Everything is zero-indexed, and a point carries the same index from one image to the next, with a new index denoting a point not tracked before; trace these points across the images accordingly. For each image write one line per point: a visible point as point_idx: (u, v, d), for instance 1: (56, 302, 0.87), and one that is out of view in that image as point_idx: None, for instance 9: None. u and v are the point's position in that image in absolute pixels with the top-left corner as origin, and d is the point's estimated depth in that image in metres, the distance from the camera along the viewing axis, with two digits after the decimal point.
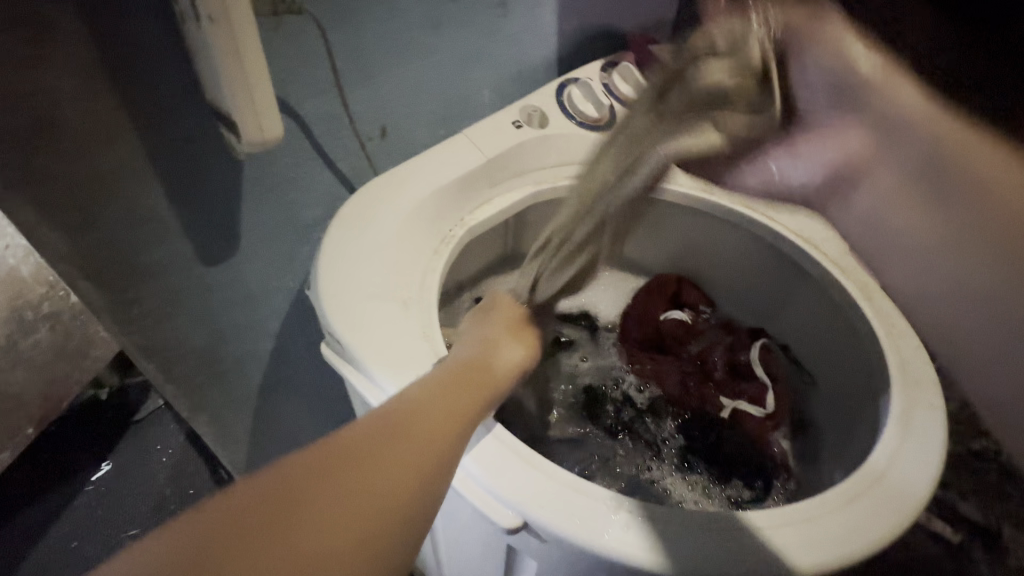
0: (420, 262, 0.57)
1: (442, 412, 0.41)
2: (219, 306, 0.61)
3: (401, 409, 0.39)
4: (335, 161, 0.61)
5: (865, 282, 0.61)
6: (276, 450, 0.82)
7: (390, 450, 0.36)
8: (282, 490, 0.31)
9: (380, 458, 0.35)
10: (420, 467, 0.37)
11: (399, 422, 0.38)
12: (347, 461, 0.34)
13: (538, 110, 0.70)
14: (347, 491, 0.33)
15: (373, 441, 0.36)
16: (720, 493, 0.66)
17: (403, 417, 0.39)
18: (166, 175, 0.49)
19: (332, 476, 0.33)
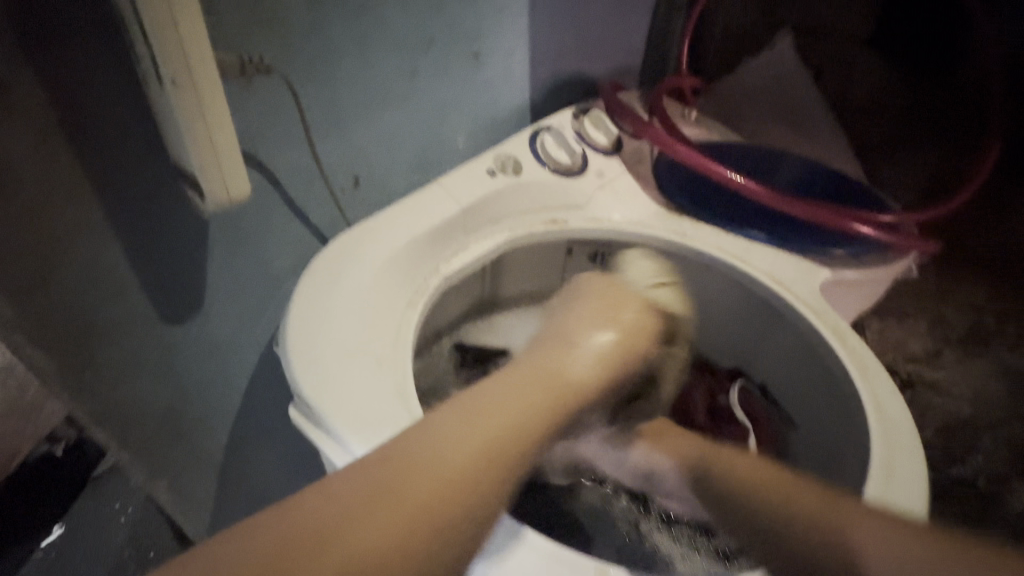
0: (394, 316, 0.55)
1: (476, 437, 0.40)
2: (183, 365, 0.58)
3: (424, 442, 0.38)
4: (307, 213, 0.60)
5: (837, 325, 0.64)
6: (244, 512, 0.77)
7: (412, 476, 0.36)
8: (298, 530, 0.32)
9: (401, 486, 0.36)
10: (448, 493, 0.37)
11: (420, 454, 0.38)
12: (366, 491, 0.35)
13: (512, 158, 0.71)
14: (386, 505, 0.34)
15: (394, 472, 0.36)
16: (706, 546, 0.65)
17: (430, 449, 0.38)
18: (127, 234, 0.48)
19: (345, 511, 0.34)
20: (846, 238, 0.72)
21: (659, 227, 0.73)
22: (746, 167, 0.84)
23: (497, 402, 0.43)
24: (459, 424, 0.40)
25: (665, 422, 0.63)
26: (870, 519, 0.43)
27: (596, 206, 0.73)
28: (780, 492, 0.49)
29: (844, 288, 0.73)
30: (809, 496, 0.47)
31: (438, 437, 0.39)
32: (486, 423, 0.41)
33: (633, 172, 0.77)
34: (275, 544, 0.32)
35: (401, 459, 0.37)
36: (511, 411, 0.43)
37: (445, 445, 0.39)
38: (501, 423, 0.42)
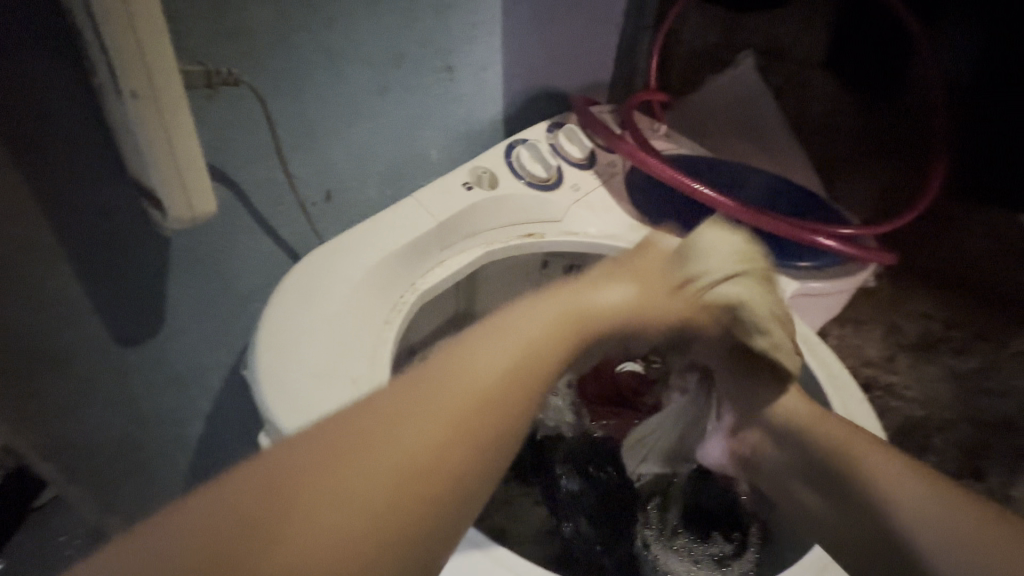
0: (369, 334, 0.53)
1: (488, 372, 0.35)
2: (140, 392, 0.54)
3: (416, 386, 0.33)
4: (276, 229, 0.57)
5: (808, 336, 0.64)
6: None
7: (392, 427, 0.31)
8: (255, 491, 0.27)
9: (380, 438, 0.30)
10: (441, 444, 0.31)
11: (409, 400, 0.32)
12: (336, 445, 0.29)
13: (487, 172, 0.70)
14: (361, 470, 0.29)
15: (370, 420, 0.31)
16: (703, 553, 0.62)
17: (423, 393, 0.33)
18: (75, 250, 0.44)
19: (311, 476, 0.28)
20: (811, 251, 0.75)
21: (635, 239, 0.74)
22: (715, 181, 0.85)
23: (501, 337, 0.38)
24: (467, 360, 0.35)
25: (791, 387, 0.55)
26: (909, 478, 0.45)
27: (573, 219, 0.73)
28: (836, 436, 0.49)
29: (811, 299, 0.74)
30: (860, 446, 0.48)
31: (434, 377, 0.34)
32: (502, 357, 0.36)
33: (607, 185, 0.78)
34: (226, 508, 0.26)
35: (383, 408, 0.32)
36: (532, 345, 0.38)
37: (442, 390, 0.33)
38: (517, 359, 0.37)
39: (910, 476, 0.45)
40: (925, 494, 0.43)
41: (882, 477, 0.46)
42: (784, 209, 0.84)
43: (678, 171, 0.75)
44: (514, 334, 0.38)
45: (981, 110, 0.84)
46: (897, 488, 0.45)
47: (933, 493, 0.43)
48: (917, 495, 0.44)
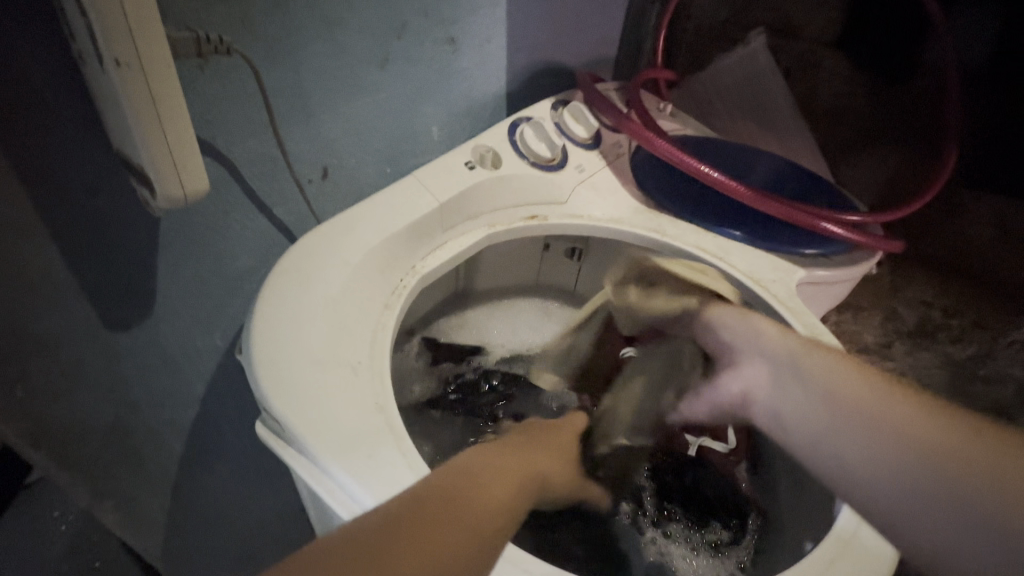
0: (368, 319, 0.51)
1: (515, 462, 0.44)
2: (134, 375, 0.52)
3: (473, 457, 0.42)
4: (271, 207, 0.55)
5: (813, 325, 0.64)
6: (204, 536, 0.70)
7: (473, 479, 0.39)
8: (386, 515, 0.33)
9: (466, 485, 0.38)
10: (502, 494, 0.39)
11: (471, 464, 0.41)
12: (435, 487, 0.37)
13: (490, 150, 0.68)
14: (444, 508, 0.35)
15: (455, 475, 0.39)
16: (700, 540, 0.62)
17: (478, 460, 0.41)
18: (60, 231, 0.42)
19: (407, 515, 0.33)
20: (818, 237, 0.73)
21: (639, 223, 0.72)
22: (722, 163, 0.83)
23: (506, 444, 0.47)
24: (504, 452, 0.45)
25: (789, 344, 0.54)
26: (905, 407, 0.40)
27: (577, 200, 0.71)
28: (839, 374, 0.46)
29: (816, 286, 0.73)
30: (860, 382, 0.44)
31: (481, 453, 0.43)
32: (522, 457, 0.46)
33: (612, 166, 0.76)
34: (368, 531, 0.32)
35: (467, 465, 0.41)
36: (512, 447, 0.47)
37: (488, 461, 0.42)
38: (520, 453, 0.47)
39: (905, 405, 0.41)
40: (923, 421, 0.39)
41: (879, 407, 0.41)
42: (790, 194, 0.82)
43: (684, 152, 0.72)
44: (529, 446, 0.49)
45: (999, 98, 0.81)
46: (888, 415, 0.40)
47: (926, 420, 0.38)
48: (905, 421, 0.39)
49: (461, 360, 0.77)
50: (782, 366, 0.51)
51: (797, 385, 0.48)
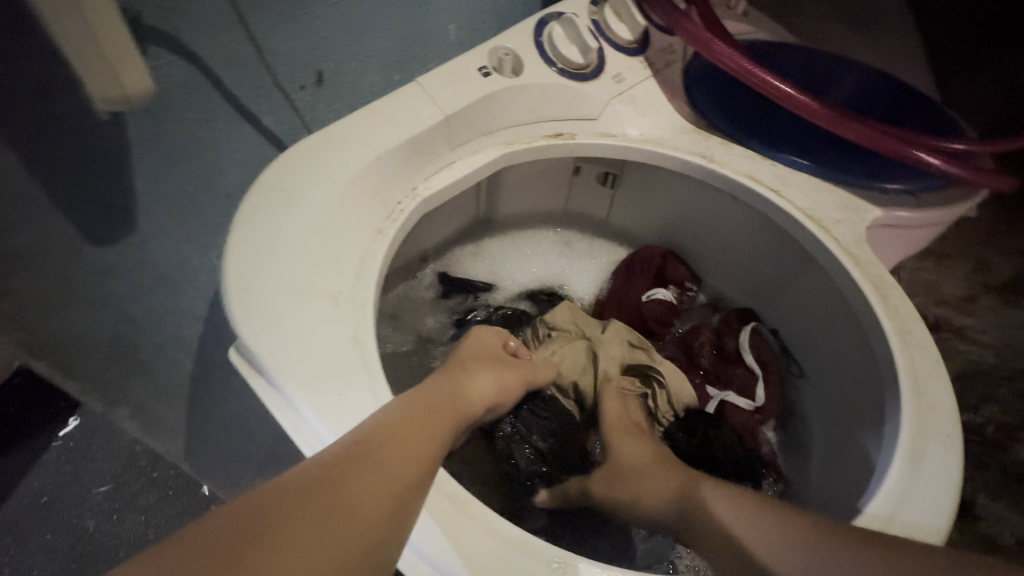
0: (356, 245, 0.47)
1: (429, 420, 0.41)
2: (128, 292, 0.50)
3: (372, 429, 0.37)
4: (256, 115, 0.49)
5: (880, 277, 0.53)
6: (221, 452, 0.71)
7: (366, 464, 0.35)
8: (247, 516, 0.31)
9: (353, 476, 0.34)
10: (398, 482, 0.35)
11: (367, 441, 0.36)
12: (315, 477, 0.34)
13: (510, 53, 0.58)
14: (326, 498, 0.33)
15: (342, 458, 0.35)
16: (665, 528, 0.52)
17: (377, 435, 0.37)
18: (20, 141, 0.37)
19: (275, 513, 0.31)
20: (903, 168, 0.60)
21: (683, 145, 0.62)
22: (795, 76, 0.69)
23: (421, 404, 0.42)
24: (423, 406, 0.42)
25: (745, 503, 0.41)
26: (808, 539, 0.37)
27: (610, 117, 0.61)
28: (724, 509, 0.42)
29: (893, 230, 0.61)
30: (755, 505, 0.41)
31: (386, 419, 0.38)
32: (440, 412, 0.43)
33: (658, 77, 0.64)
34: (226, 535, 0.30)
35: (381, 422, 0.38)
36: (428, 410, 0.42)
37: (390, 435, 0.37)
38: (434, 417, 0.42)
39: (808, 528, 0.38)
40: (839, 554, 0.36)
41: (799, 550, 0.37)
42: (880, 115, 0.68)
43: (752, 62, 0.60)
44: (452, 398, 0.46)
45: None
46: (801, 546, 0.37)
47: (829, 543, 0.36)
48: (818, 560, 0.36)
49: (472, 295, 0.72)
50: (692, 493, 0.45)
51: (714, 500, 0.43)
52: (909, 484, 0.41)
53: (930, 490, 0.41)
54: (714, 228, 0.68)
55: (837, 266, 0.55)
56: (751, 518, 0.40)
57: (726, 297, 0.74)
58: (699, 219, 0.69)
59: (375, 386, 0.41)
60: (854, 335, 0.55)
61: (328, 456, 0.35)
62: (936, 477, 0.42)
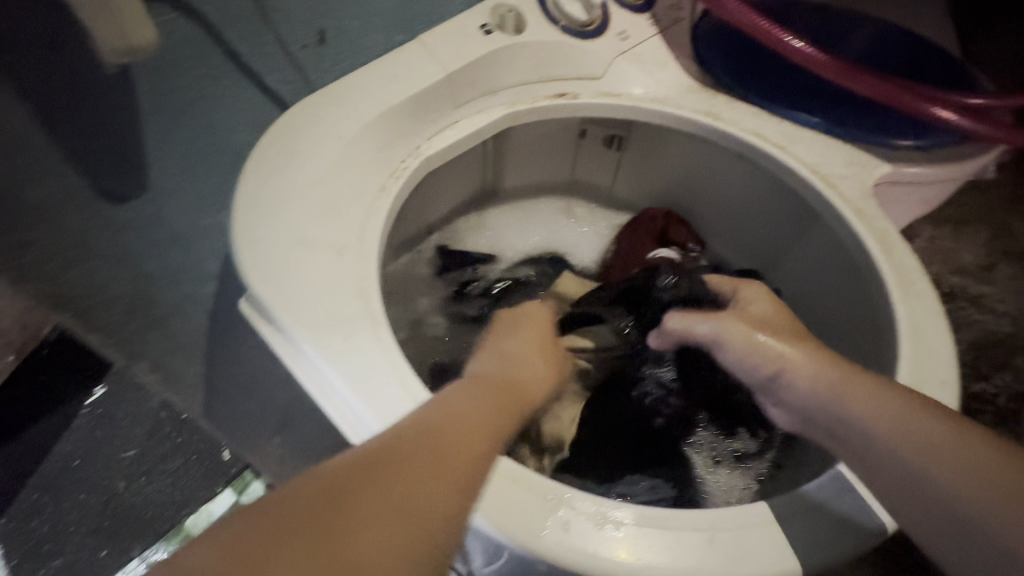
0: (362, 200, 0.48)
1: (487, 391, 0.40)
2: (143, 250, 0.52)
3: (435, 415, 0.35)
4: (259, 74, 0.49)
5: (885, 232, 0.53)
6: (238, 411, 0.74)
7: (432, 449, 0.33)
8: (322, 486, 0.29)
9: (420, 448, 0.33)
10: (467, 451, 0.34)
11: (433, 420, 0.35)
12: (381, 450, 0.32)
13: (512, 10, 0.57)
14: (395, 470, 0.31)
15: (403, 434, 0.33)
16: (724, 450, 0.60)
17: (439, 421, 0.35)
18: (34, 97, 0.38)
19: (344, 486, 0.30)
20: (914, 124, 0.59)
21: (689, 104, 0.61)
22: (808, 30, 0.67)
23: (477, 380, 0.41)
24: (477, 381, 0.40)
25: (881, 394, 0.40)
26: (897, 404, 0.39)
27: (616, 75, 0.60)
28: (806, 373, 0.43)
29: (902, 189, 0.60)
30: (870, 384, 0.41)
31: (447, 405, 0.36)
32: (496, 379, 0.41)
33: (665, 34, 0.63)
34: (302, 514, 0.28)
35: (441, 403, 0.37)
36: (488, 382, 0.41)
37: (451, 422, 0.35)
38: (493, 388, 0.40)
39: (915, 411, 0.39)
40: (928, 429, 0.38)
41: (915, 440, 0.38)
42: (896, 70, 0.66)
43: (762, 17, 0.58)
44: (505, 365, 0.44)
45: None
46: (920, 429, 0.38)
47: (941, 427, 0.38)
48: (901, 420, 0.39)
49: (470, 266, 0.71)
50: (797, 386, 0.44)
51: (827, 398, 0.42)
52: None
53: None
54: (719, 189, 0.68)
55: (844, 223, 0.54)
56: (849, 392, 0.41)
57: (729, 260, 0.74)
58: (703, 180, 0.68)
59: (382, 334, 0.42)
60: (858, 292, 0.55)
61: (394, 435, 0.33)
62: None
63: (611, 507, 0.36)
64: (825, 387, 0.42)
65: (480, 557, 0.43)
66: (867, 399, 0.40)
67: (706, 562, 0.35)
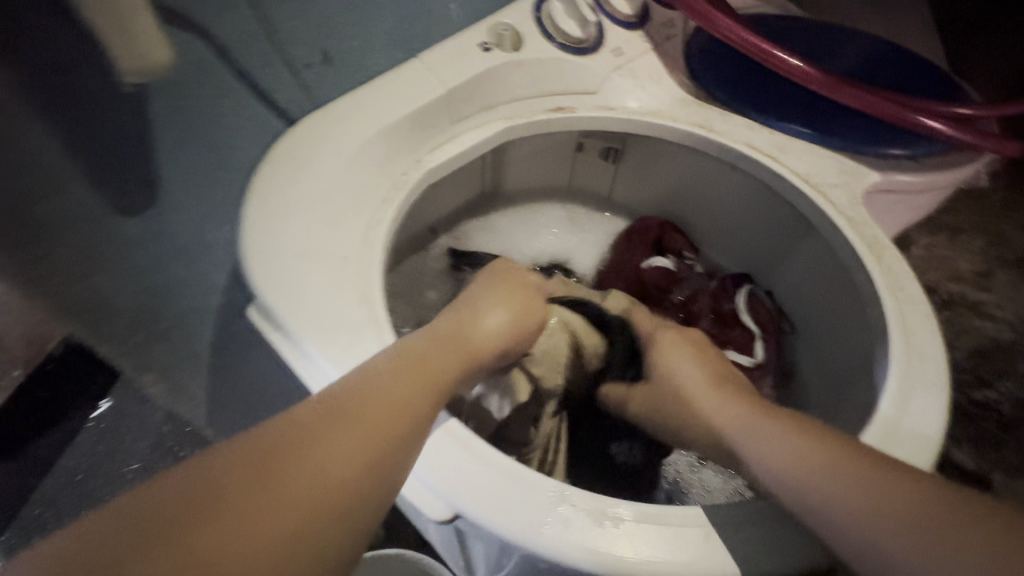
0: (363, 210, 0.50)
1: (408, 378, 0.39)
2: (152, 262, 0.54)
3: (340, 400, 0.36)
4: (267, 92, 0.52)
5: (875, 238, 0.54)
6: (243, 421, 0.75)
7: (341, 426, 0.34)
8: (201, 479, 0.30)
9: (315, 444, 0.33)
10: (369, 448, 0.34)
11: (340, 412, 0.35)
12: (275, 444, 0.32)
13: (509, 29, 0.59)
14: (283, 464, 0.32)
15: (303, 428, 0.34)
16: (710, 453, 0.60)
17: (344, 404, 0.35)
18: (54, 117, 0.40)
19: (226, 480, 0.30)
20: (903, 133, 0.61)
21: (682, 117, 0.62)
22: (797, 44, 0.69)
23: (413, 361, 0.40)
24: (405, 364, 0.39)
25: (791, 432, 0.40)
26: (809, 445, 0.39)
27: (610, 90, 0.62)
28: (719, 409, 0.45)
29: (893, 196, 0.62)
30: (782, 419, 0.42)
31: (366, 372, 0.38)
32: (424, 364, 0.40)
33: (658, 50, 0.65)
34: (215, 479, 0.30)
35: (355, 392, 0.36)
36: (422, 362, 0.40)
37: (368, 394, 0.36)
38: (424, 374, 0.39)
39: (827, 445, 0.38)
40: (839, 462, 0.37)
41: (827, 474, 0.36)
42: (885, 83, 0.67)
43: (750, 32, 0.60)
44: (444, 346, 0.43)
45: None
46: (833, 463, 0.37)
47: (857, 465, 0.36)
48: (815, 465, 0.37)
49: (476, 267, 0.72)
50: (714, 422, 0.45)
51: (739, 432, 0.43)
52: (891, 427, 0.43)
53: (911, 436, 0.43)
54: (714, 197, 0.69)
55: (835, 229, 0.56)
56: (759, 424, 0.42)
57: (725, 267, 0.75)
58: (697, 190, 0.70)
59: (387, 334, 0.44)
60: (851, 297, 0.56)
61: (291, 426, 0.34)
62: (916, 421, 0.43)
63: (610, 504, 0.37)
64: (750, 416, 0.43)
65: (485, 556, 0.44)
66: (777, 432, 0.41)
67: (702, 557, 0.36)
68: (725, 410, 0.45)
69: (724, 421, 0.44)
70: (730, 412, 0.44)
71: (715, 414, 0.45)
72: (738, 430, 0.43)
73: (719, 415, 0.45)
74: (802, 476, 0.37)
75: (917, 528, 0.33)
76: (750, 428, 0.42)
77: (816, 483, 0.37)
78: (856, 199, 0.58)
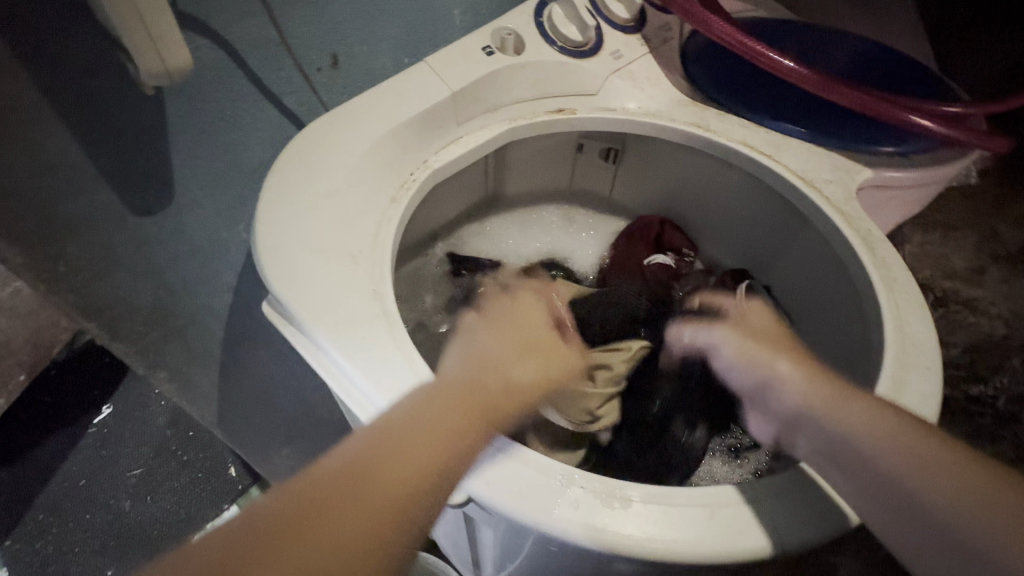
0: (372, 209, 0.51)
1: (444, 413, 0.37)
2: (165, 261, 0.55)
3: (374, 442, 0.35)
4: (278, 96, 0.53)
5: (869, 232, 0.56)
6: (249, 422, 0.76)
7: (380, 466, 0.34)
8: (247, 530, 0.30)
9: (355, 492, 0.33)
10: (408, 493, 0.34)
11: (376, 455, 0.34)
12: (314, 493, 0.32)
13: (512, 33, 0.61)
14: (324, 513, 0.32)
15: (343, 474, 0.33)
16: (721, 445, 0.63)
17: (380, 448, 0.35)
18: (73, 117, 0.41)
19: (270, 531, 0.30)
20: (894, 131, 0.62)
21: (680, 116, 0.64)
22: (790, 47, 0.71)
23: (450, 393, 0.39)
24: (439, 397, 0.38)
25: (881, 417, 0.39)
26: (905, 429, 0.38)
27: (609, 91, 0.64)
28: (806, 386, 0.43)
29: (886, 191, 0.63)
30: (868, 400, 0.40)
31: (387, 430, 0.36)
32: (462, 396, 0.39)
33: (656, 53, 0.67)
34: (254, 538, 0.30)
35: (392, 434, 0.36)
36: (461, 396, 0.39)
37: (403, 429, 0.36)
38: (461, 409, 0.38)
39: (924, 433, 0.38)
40: (935, 451, 0.37)
41: (921, 462, 0.36)
42: (875, 83, 0.69)
43: (744, 33, 0.62)
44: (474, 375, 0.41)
45: None
46: (933, 455, 0.36)
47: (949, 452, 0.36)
48: (914, 458, 0.37)
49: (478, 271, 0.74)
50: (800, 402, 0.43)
51: (825, 416, 0.41)
52: None
53: None
54: (712, 196, 0.71)
55: (830, 224, 0.57)
56: (846, 404, 0.40)
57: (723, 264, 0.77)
58: (696, 189, 0.72)
59: (398, 328, 0.45)
60: (847, 289, 0.57)
61: (328, 472, 0.33)
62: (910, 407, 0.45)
63: (618, 486, 0.38)
64: (825, 401, 0.41)
65: (494, 540, 0.45)
66: (869, 415, 0.39)
67: (704, 535, 0.37)
68: (814, 385, 0.43)
69: (808, 403, 0.42)
70: (820, 392, 0.42)
71: (802, 395, 0.43)
72: (825, 415, 0.41)
73: (802, 397, 0.43)
74: (898, 464, 0.37)
75: (1000, 515, 0.33)
76: (836, 409, 0.41)
77: (913, 474, 0.36)
78: (850, 195, 0.59)
